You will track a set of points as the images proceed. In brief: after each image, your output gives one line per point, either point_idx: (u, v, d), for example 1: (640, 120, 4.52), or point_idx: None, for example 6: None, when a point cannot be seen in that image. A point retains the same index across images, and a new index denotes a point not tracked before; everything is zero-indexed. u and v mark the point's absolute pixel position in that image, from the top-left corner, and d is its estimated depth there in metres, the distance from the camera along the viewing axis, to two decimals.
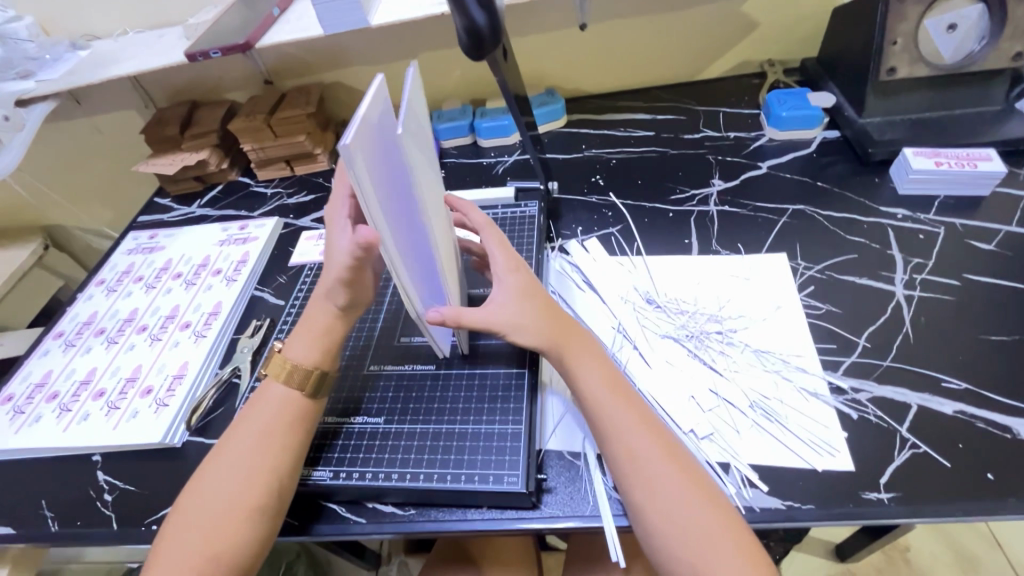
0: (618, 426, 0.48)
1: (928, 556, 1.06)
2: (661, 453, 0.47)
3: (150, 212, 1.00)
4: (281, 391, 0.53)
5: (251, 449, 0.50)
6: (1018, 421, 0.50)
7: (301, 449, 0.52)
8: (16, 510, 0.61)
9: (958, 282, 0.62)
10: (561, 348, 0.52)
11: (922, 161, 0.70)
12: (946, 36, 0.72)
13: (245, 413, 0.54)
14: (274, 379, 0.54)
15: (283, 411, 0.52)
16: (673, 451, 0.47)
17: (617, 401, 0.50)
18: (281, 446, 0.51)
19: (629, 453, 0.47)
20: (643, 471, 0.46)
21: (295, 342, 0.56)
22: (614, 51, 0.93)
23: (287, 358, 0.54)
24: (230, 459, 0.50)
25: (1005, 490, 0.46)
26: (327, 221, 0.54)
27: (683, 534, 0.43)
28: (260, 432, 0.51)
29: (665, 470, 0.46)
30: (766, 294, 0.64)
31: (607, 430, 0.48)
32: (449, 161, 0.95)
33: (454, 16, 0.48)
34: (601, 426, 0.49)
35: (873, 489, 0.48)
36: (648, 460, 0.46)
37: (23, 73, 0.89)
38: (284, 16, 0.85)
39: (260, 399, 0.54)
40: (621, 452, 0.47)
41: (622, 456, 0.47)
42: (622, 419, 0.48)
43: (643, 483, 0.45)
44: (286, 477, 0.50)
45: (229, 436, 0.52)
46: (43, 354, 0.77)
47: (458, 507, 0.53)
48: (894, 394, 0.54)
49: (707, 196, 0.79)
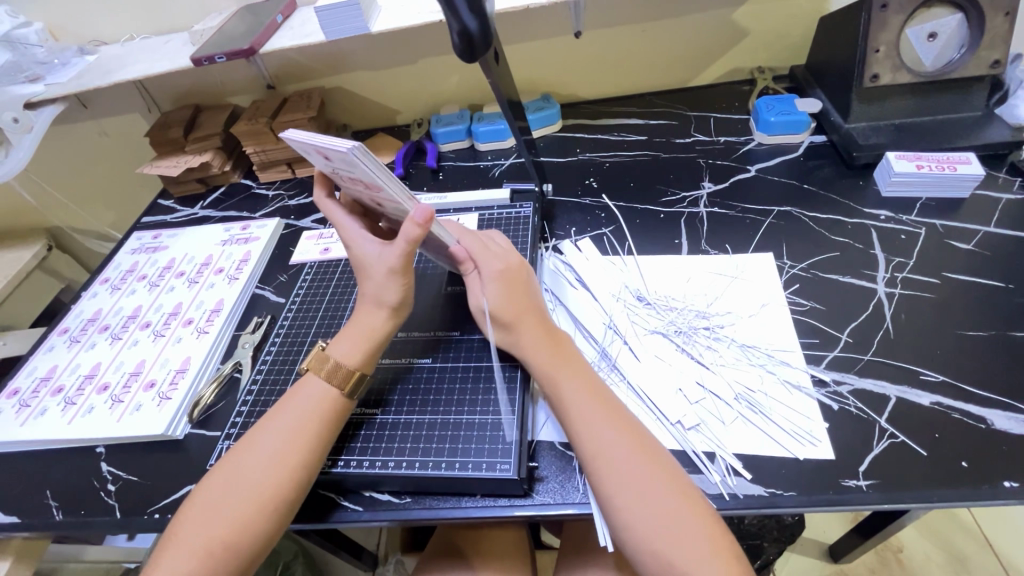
0: (589, 428, 0.50)
1: (919, 556, 1.07)
2: (630, 449, 0.48)
3: (153, 213, 1.02)
4: (319, 387, 0.55)
5: (272, 440, 0.52)
6: (993, 412, 0.52)
7: (324, 445, 0.53)
8: (20, 500, 0.63)
9: (937, 280, 0.64)
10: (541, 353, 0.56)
11: (904, 164, 0.73)
12: (926, 45, 0.74)
13: (277, 406, 0.55)
14: (314, 373, 0.56)
15: (317, 406, 0.54)
16: (645, 448, 0.49)
17: (587, 404, 0.52)
18: (306, 437, 0.52)
19: (597, 451, 0.49)
20: (611, 468, 0.48)
21: (339, 342, 0.58)
22: (608, 58, 0.96)
23: (329, 356, 0.56)
24: (251, 448, 0.52)
25: (978, 477, 0.48)
26: (346, 243, 0.59)
27: (648, 526, 0.45)
28: (285, 423, 0.53)
29: (633, 466, 0.48)
30: (753, 292, 0.66)
31: (576, 431, 0.51)
32: (447, 164, 0.98)
33: (449, 21, 0.51)
34: (572, 427, 0.51)
35: (852, 476, 0.50)
36: (615, 456, 0.48)
37: (32, 76, 0.91)
38: (288, 23, 0.88)
39: (296, 392, 0.56)
40: (590, 455, 0.49)
41: (590, 457, 0.49)
42: (596, 418, 0.51)
43: (610, 478, 0.47)
44: (308, 471, 0.52)
45: (256, 431, 0.54)
46: (48, 349, 0.78)
47: (452, 496, 0.54)
48: (873, 386, 0.56)
49: (698, 198, 0.81)
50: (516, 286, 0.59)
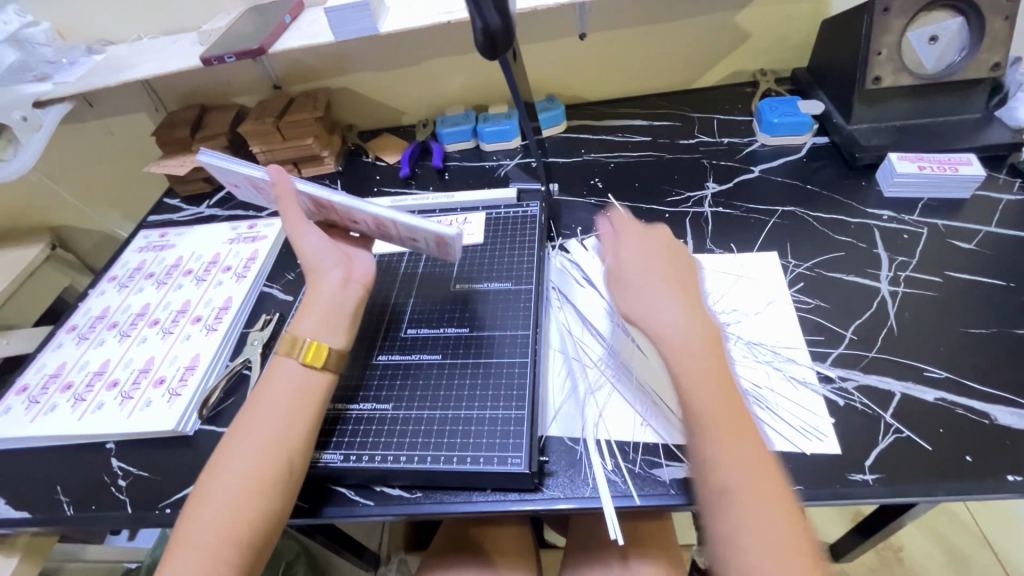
0: (719, 457, 0.45)
1: (919, 555, 1.08)
2: (763, 493, 0.43)
3: (159, 212, 1.02)
4: (293, 368, 0.56)
5: (266, 428, 0.52)
6: (996, 408, 0.53)
7: (313, 430, 0.54)
8: (31, 496, 0.63)
9: (940, 279, 0.65)
10: (687, 359, 0.49)
11: (906, 165, 0.74)
12: (927, 48, 0.76)
13: (256, 393, 0.55)
14: (286, 356, 0.56)
15: (300, 389, 0.55)
16: (776, 489, 0.43)
17: (724, 430, 0.46)
18: (300, 422, 0.53)
19: (731, 475, 0.44)
20: (739, 507, 0.43)
21: (303, 320, 0.58)
22: (612, 60, 0.97)
23: (296, 334, 0.57)
24: (243, 438, 0.52)
25: (983, 471, 0.49)
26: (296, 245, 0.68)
27: (773, 573, 0.40)
28: (280, 411, 0.53)
29: (762, 514, 0.42)
30: (758, 290, 0.67)
31: (707, 458, 0.45)
32: (452, 164, 0.98)
33: (473, 18, 0.52)
34: (699, 452, 0.46)
35: (859, 471, 0.51)
36: (744, 485, 0.43)
37: (40, 76, 0.92)
38: (296, 23, 0.88)
39: (270, 377, 0.56)
40: (717, 489, 0.44)
41: (716, 490, 0.44)
42: (732, 437, 0.45)
43: (735, 519, 0.43)
44: (300, 452, 0.52)
45: (241, 419, 0.54)
46: (56, 346, 0.79)
47: (462, 490, 0.55)
48: (878, 382, 0.57)
49: (703, 198, 0.82)
50: (680, 262, 0.58)
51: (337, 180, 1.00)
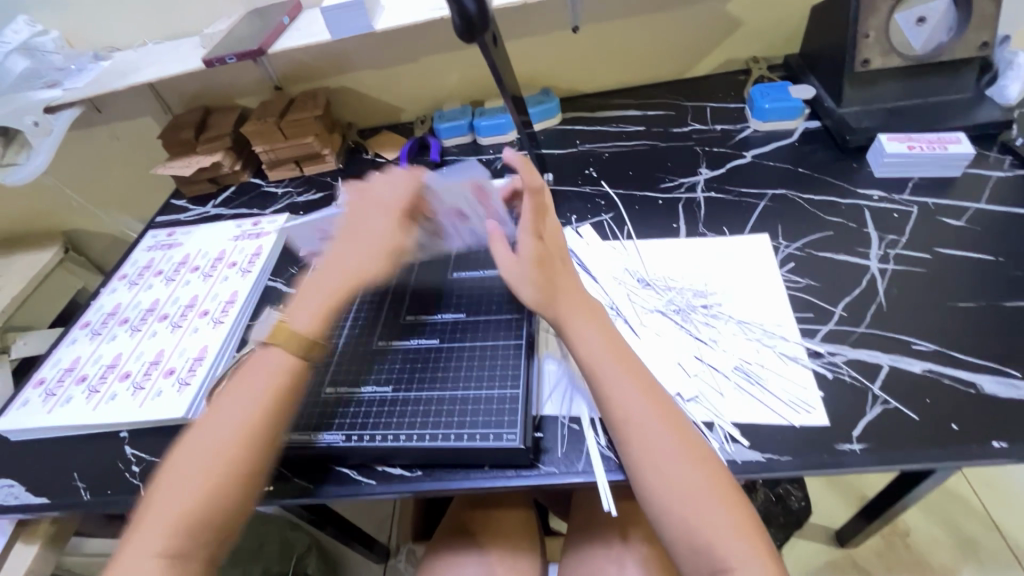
0: (623, 392, 0.51)
1: (926, 538, 1.08)
2: (660, 419, 0.50)
3: (167, 213, 1.05)
4: (274, 360, 0.55)
5: (238, 410, 0.53)
6: (982, 377, 0.54)
7: (274, 423, 0.53)
8: (50, 483, 0.66)
9: (929, 255, 0.66)
10: (571, 316, 0.57)
11: (896, 145, 0.75)
12: (915, 29, 0.76)
13: (237, 375, 0.55)
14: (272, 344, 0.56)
15: (273, 377, 0.54)
16: (675, 419, 0.50)
17: (615, 365, 0.53)
18: (265, 410, 0.53)
19: (622, 405, 0.51)
20: (642, 430, 0.49)
21: (307, 304, 0.58)
22: (606, 51, 0.98)
23: (298, 322, 0.57)
24: (217, 417, 0.53)
25: (968, 439, 0.50)
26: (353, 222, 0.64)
27: (672, 471, 0.47)
28: (248, 398, 0.53)
29: (664, 435, 0.49)
30: (749, 271, 0.68)
31: (611, 397, 0.52)
32: (451, 159, 1.00)
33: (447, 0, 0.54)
34: (601, 391, 0.52)
35: (847, 440, 0.52)
36: (639, 411, 0.50)
37: (50, 82, 0.95)
38: (294, 24, 0.91)
39: (256, 362, 0.56)
40: (621, 418, 0.50)
41: (620, 421, 0.50)
42: (623, 383, 0.52)
43: (640, 442, 0.49)
44: (259, 443, 0.52)
45: (219, 402, 0.54)
46: (70, 342, 0.81)
47: (460, 467, 0.57)
48: (868, 356, 0.58)
49: (695, 184, 0.83)
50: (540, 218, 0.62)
51: (338, 176, 1.02)
